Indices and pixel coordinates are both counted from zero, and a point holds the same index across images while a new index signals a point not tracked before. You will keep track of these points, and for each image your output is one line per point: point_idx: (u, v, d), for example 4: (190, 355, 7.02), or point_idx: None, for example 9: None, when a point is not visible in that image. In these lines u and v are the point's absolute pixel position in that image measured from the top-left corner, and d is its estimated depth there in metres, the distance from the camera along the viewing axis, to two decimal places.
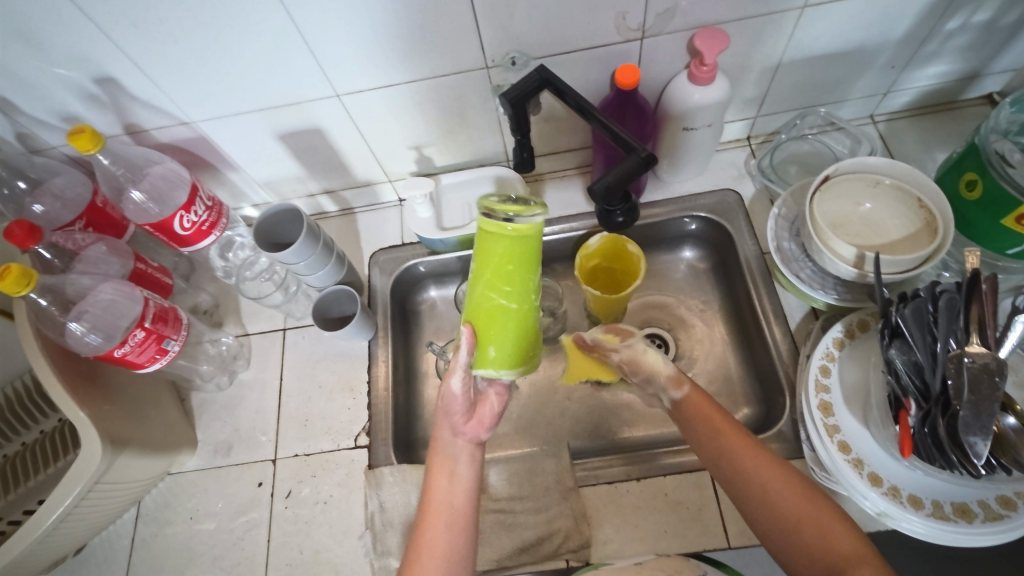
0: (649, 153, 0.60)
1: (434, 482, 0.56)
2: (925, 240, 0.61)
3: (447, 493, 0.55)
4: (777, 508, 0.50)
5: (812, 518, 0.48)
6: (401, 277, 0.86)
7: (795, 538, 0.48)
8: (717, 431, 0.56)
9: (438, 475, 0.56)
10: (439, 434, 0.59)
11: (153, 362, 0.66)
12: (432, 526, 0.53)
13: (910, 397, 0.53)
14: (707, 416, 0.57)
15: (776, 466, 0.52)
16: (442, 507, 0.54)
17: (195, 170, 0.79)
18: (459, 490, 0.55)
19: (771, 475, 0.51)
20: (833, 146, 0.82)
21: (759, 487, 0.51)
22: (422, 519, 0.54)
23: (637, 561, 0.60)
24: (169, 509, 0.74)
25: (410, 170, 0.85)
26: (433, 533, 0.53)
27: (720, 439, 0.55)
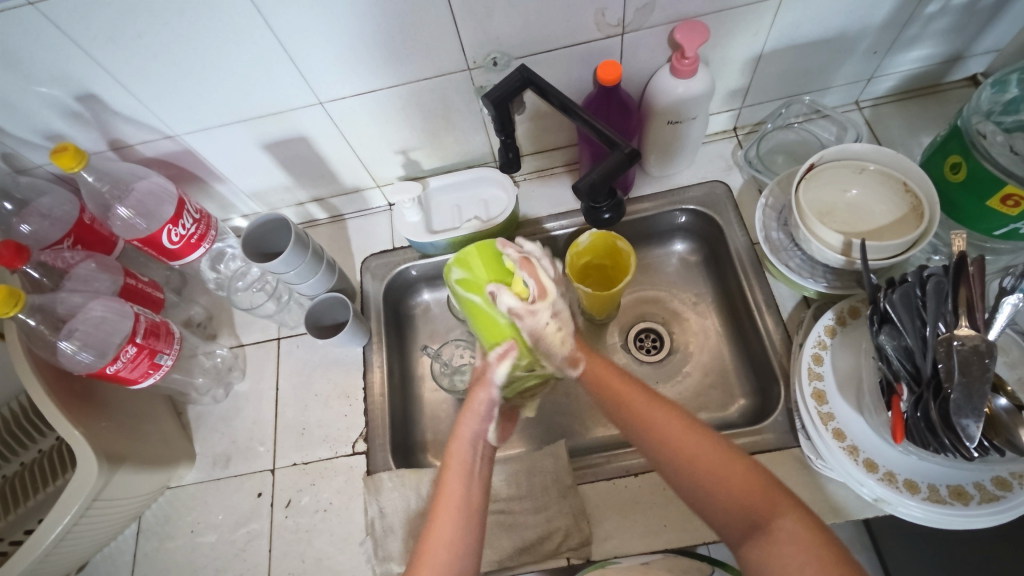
0: (634, 150, 0.60)
1: (448, 470, 0.56)
2: (912, 225, 0.61)
3: (460, 495, 0.54)
4: (672, 444, 0.53)
5: (713, 460, 0.51)
6: (393, 282, 0.86)
7: (695, 473, 0.51)
8: (610, 381, 0.61)
9: (451, 472, 0.56)
10: (460, 431, 0.59)
11: (147, 377, 0.66)
12: (438, 527, 0.52)
13: (902, 382, 0.53)
14: (597, 371, 0.63)
15: (665, 403, 0.57)
16: (451, 503, 0.53)
17: (182, 183, 0.79)
18: (478, 486, 0.55)
19: (663, 413, 0.56)
20: (818, 134, 0.82)
21: (653, 422, 0.55)
22: (434, 511, 0.53)
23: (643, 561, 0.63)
24: (170, 523, 0.74)
25: (398, 174, 0.85)
26: (439, 532, 0.51)
27: (614, 389, 0.60)
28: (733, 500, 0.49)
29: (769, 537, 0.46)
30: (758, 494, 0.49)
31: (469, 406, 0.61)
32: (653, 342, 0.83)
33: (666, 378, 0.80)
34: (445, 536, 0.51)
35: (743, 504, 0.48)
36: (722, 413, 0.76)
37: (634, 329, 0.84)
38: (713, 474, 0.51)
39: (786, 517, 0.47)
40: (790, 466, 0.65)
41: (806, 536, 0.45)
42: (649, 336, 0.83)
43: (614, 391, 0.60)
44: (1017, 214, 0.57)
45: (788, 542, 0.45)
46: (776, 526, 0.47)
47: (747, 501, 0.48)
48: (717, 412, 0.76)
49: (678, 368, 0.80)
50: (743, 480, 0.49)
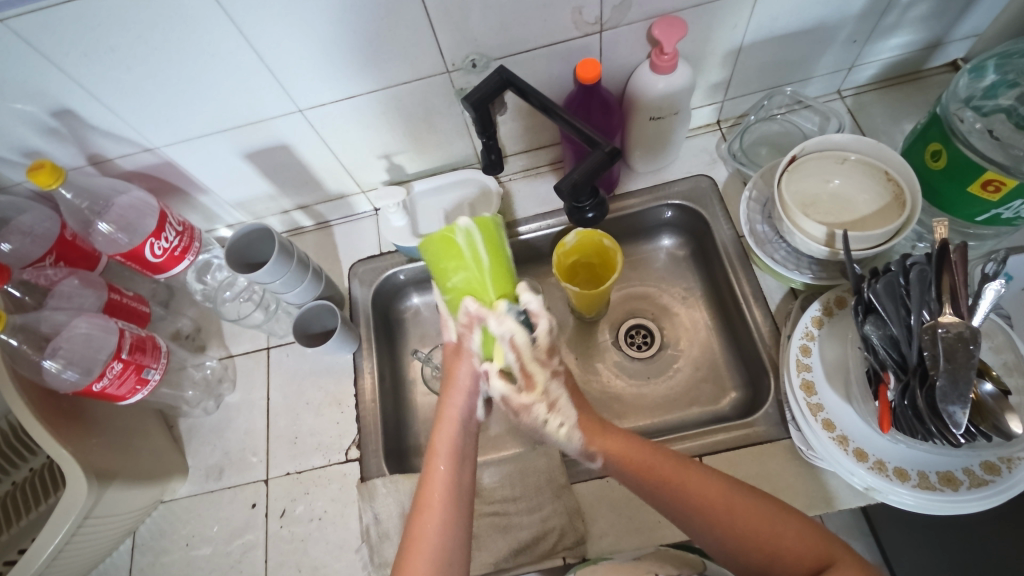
0: (615, 148, 0.59)
1: (435, 458, 0.58)
2: (895, 213, 0.61)
3: (445, 479, 0.57)
4: (723, 523, 0.52)
5: (755, 513, 0.52)
6: (382, 287, 0.86)
7: (753, 545, 0.51)
8: (636, 454, 0.59)
9: (440, 458, 0.58)
10: (446, 414, 0.61)
11: (135, 393, 0.66)
12: (431, 510, 0.54)
13: (888, 371, 0.53)
14: (619, 449, 0.60)
15: (698, 468, 0.56)
16: (442, 488, 0.56)
17: (164, 195, 0.78)
18: (464, 472, 0.58)
19: (699, 482, 0.55)
20: (801, 125, 0.82)
21: (693, 497, 0.54)
22: (420, 503, 0.56)
23: (634, 556, 0.60)
24: (165, 537, 0.73)
25: (382, 179, 0.85)
26: (429, 518, 0.54)
27: (637, 463, 0.58)
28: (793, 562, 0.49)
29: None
30: (807, 547, 0.49)
31: (452, 384, 0.62)
32: (643, 338, 0.83)
33: (657, 373, 0.80)
34: (430, 535, 0.53)
35: (797, 554, 0.49)
36: (715, 407, 0.76)
37: (625, 326, 0.84)
38: (767, 538, 0.50)
39: (838, 559, 0.47)
40: (781, 457, 0.65)
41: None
42: (640, 332, 0.84)
43: (639, 466, 0.58)
44: (998, 200, 0.57)
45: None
46: (833, 569, 0.47)
47: (798, 547, 0.49)
48: (708, 405, 0.77)
49: (668, 364, 0.80)
50: (790, 542, 0.50)
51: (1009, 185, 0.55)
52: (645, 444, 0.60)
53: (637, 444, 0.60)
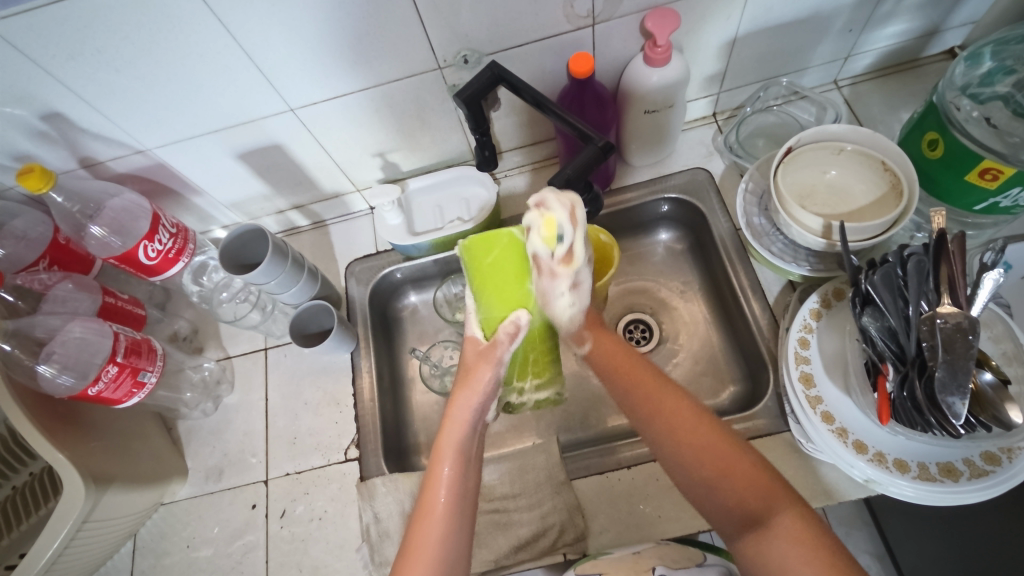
0: (608, 143, 0.58)
1: (436, 466, 0.53)
2: (892, 203, 0.60)
3: (450, 483, 0.52)
4: (679, 437, 0.51)
5: (725, 458, 0.49)
6: (378, 285, 0.85)
7: (695, 460, 0.50)
8: (619, 362, 0.60)
9: (444, 462, 0.53)
10: (452, 416, 0.57)
11: (131, 396, 0.66)
12: (433, 516, 0.50)
13: (887, 362, 0.53)
14: (608, 349, 0.62)
15: (673, 388, 0.55)
16: (442, 501, 0.51)
17: (157, 198, 0.78)
18: (467, 478, 0.53)
19: (670, 400, 0.54)
20: (797, 116, 0.82)
21: (657, 407, 0.54)
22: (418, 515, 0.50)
23: (633, 550, 0.60)
24: (165, 539, 0.73)
25: (377, 177, 0.84)
26: (432, 522, 0.50)
27: (624, 370, 0.59)
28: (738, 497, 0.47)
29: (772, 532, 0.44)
30: (759, 491, 0.46)
31: (469, 382, 0.59)
32: (642, 332, 0.83)
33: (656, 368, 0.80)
34: (437, 537, 0.49)
35: (756, 502, 0.46)
36: (714, 400, 0.76)
37: (623, 321, 0.84)
38: (717, 467, 0.49)
39: (794, 515, 0.45)
40: (781, 450, 0.65)
41: (804, 536, 0.43)
42: (638, 327, 0.83)
43: (622, 367, 0.59)
44: (997, 188, 0.57)
45: (790, 540, 0.43)
46: (774, 521, 0.45)
47: (758, 496, 0.46)
48: (708, 399, 0.76)
49: (667, 359, 0.80)
50: (744, 480, 0.47)
51: (1007, 173, 0.54)
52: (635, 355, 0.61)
53: (625, 351, 0.61)
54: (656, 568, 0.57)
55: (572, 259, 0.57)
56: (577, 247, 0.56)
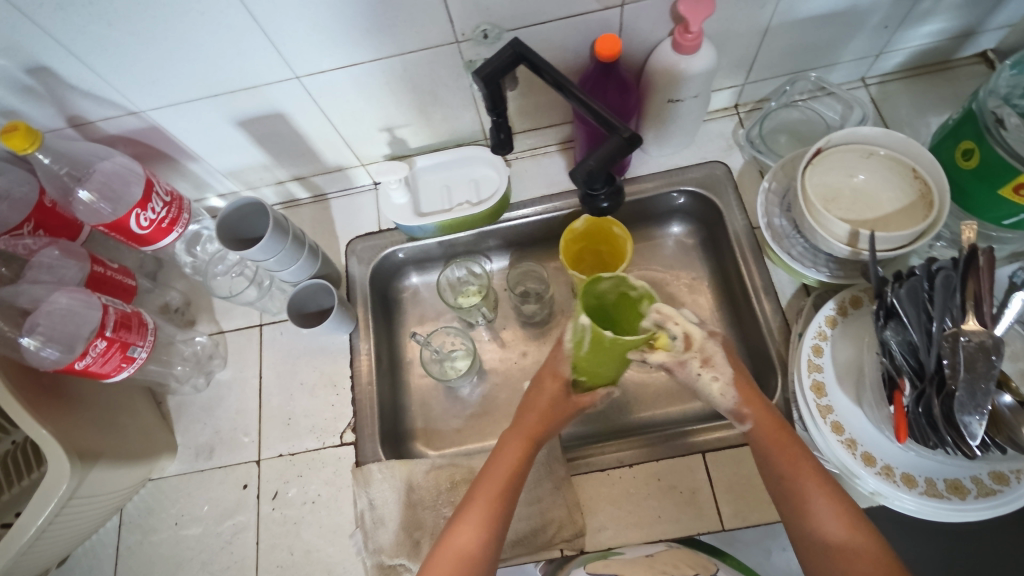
0: (634, 134, 0.55)
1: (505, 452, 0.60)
2: (920, 214, 0.58)
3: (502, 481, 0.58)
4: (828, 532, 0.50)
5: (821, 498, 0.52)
6: (380, 265, 0.83)
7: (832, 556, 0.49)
8: (783, 442, 0.56)
9: (506, 456, 0.60)
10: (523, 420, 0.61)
11: (120, 371, 0.63)
12: (478, 507, 0.56)
13: (904, 377, 0.52)
14: (767, 434, 0.56)
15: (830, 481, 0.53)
16: (496, 488, 0.57)
17: (150, 161, 0.73)
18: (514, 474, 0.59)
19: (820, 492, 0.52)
20: (822, 113, 0.79)
21: (809, 503, 0.52)
22: (475, 491, 0.58)
23: (647, 552, 0.60)
24: (153, 515, 0.72)
25: (384, 153, 0.81)
26: (474, 512, 0.55)
27: (788, 462, 0.54)
28: None
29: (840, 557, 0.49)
30: None
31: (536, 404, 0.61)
32: None
33: None
34: (469, 525, 0.54)
35: None
36: None
37: None
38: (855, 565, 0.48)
39: None
40: None
41: None
42: None
43: (788, 465, 0.54)
44: None
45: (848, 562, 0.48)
46: None
47: None
48: None
49: None
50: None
51: None
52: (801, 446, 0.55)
53: (791, 443, 0.55)
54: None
55: (692, 344, 0.53)
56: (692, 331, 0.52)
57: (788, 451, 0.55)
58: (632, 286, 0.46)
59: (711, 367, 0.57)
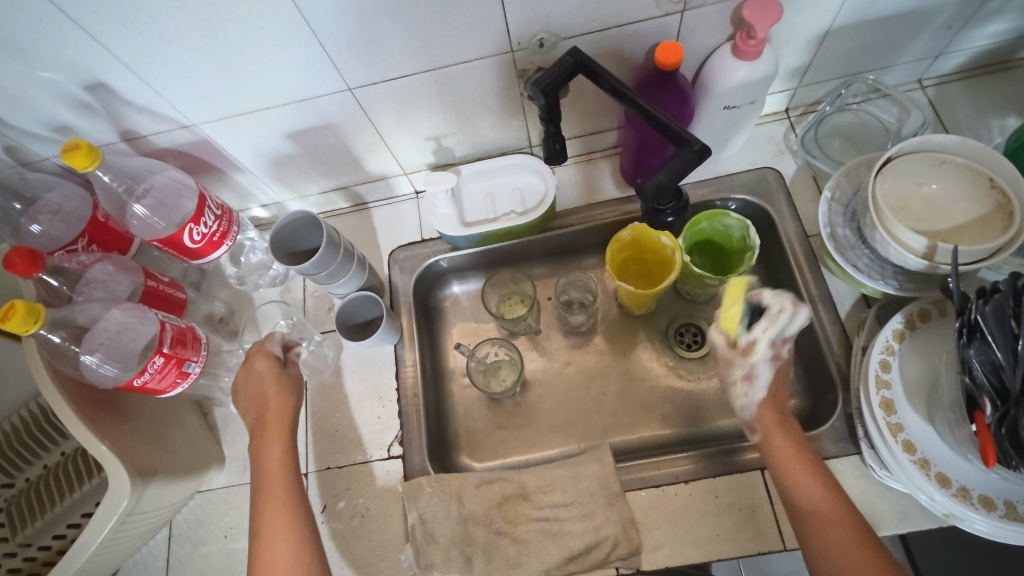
0: (704, 146, 0.54)
1: (268, 465, 0.61)
2: (998, 225, 0.56)
3: (283, 478, 0.60)
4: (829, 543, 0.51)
5: (833, 512, 0.53)
6: (423, 275, 0.82)
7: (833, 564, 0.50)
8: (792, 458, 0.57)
9: (272, 454, 0.61)
10: (271, 422, 0.63)
11: (175, 386, 0.63)
12: (279, 506, 0.58)
13: (985, 396, 0.49)
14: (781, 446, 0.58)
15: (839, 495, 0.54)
16: (279, 489, 0.59)
17: (199, 174, 0.73)
18: (280, 470, 0.60)
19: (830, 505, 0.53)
20: (878, 116, 0.77)
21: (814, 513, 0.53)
22: (262, 494, 0.59)
23: None
24: (202, 527, 0.72)
25: (427, 162, 0.80)
26: (273, 509, 0.57)
27: (795, 471, 0.56)
28: None
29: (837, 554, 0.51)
30: None
31: (261, 409, 0.64)
32: (694, 336, 0.80)
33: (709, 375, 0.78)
34: (272, 523, 0.56)
35: None
36: None
37: (674, 324, 0.81)
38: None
39: None
40: (849, 474, 0.62)
41: None
42: (690, 331, 0.80)
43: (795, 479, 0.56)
44: None
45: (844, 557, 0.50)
46: None
47: None
48: None
49: (720, 365, 0.78)
50: None
51: None
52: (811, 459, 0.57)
53: (800, 456, 0.57)
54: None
55: (752, 351, 0.60)
56: (758, 342, 0.59)
57: (800, 464, 0.56)
58: (750, 238, 0.69)
59: (749, 384, 0.61)
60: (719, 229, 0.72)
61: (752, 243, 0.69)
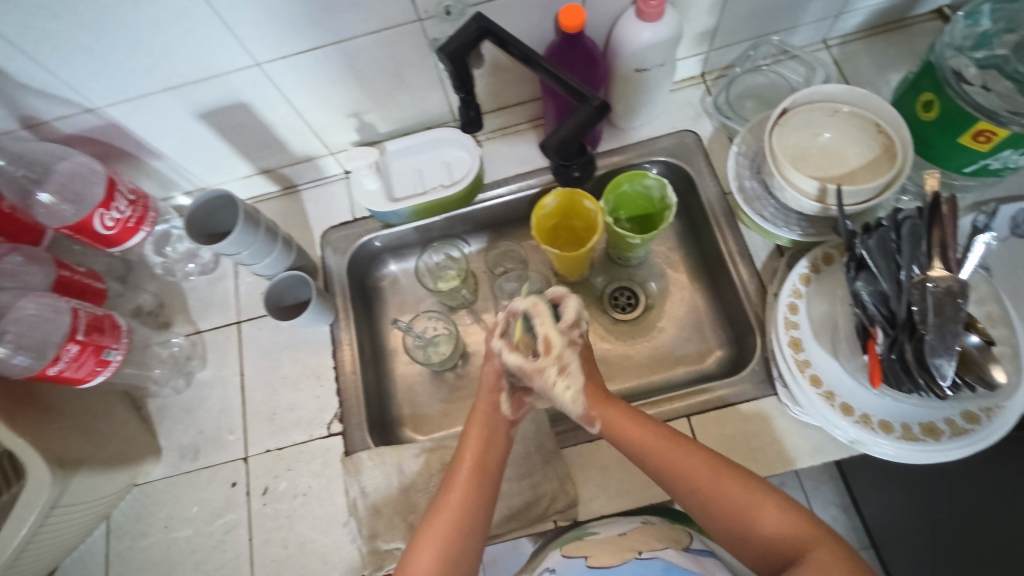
0: (603, 103, 0.56)
1: (454, 483, 0.58)
2: (885, 166, 0.60)
3: (463, 493, 0.57)
4: (705, 489, 0.54)
5: (700, 463, 0.55)
6: (356, 255, 0.82)
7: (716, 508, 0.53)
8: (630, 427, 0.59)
9: (468, 453, 0.60)
10: (477, 410, 0.64)
11: (95, 375, 0.62)
12: (433, 531, 0.55)
13: (876, 326, 0.52)
14: (617, 420, 0.60)
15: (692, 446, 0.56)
16: (447, 518, 0.56)
17: (111, 161, 0.72)
18: (493, 460, 0.61)
19: (692, 457, 0.55)
20: (787, 76, 0.80)
21: (680, 468, 0.55)
22: (426, 522, 0.56)
23: (619, 530, 0.62)
24: (141, 520, 0.71)
25: (352, 140, 0.80)
26: (428, 542, 0.55)
27: (642, 438, 0.58)
28: (775, 543, 0.51)
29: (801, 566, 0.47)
30: (791, 535, 0.50)
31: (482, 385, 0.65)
32: (628, 299, 0.82)
33: (642, 335, 0.80)
34: (426, 553, 0.54)
35: (785, 538, 0.50)
36: (699, 366, 0.77)
37: (607, 288, 0.83)
38: (748, 513, 0.52)
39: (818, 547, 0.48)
40: (767, 413, 0.65)
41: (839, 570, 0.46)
42: (624, 294, 0.83)
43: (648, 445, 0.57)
44: (988, 150, 0.56)
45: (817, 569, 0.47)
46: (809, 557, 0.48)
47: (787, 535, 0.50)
48: (693, 364, 0.77)
49: (650, 324, 0.80)
50: (773, 522, 0.51)
51: (1000, 135, 0.54)
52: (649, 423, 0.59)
53: (641, 423, 0.59)
54: (640, 551, 0.58)
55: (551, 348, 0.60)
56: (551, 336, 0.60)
57: (645, 430, 0.58)
58: (669, 199, 0.72)
59: (566, 376, 0.60)
60: (640, 193, 0.75)
61: (671, 204, 0.72)
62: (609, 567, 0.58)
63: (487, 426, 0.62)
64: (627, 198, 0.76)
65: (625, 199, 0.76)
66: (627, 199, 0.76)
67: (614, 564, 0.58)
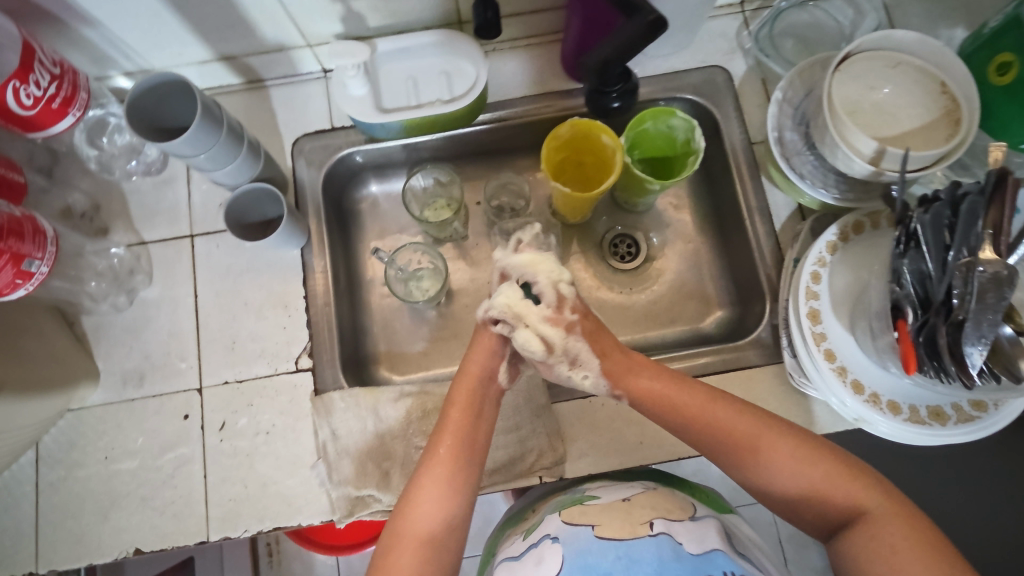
0: (659, 18, 0.53)
1: (441, 439, 0.53)
2: (943, 132, 0.54)
3: (451, 455, 0.52)
4: (746, 446, 0.50)
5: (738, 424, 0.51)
6: (334, 170, 0.72)
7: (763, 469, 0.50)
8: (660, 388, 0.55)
9: (456, 407, 0.55)
10: (467, 370, 0.58)
11: (16, 289, 0.51)
12: (425, 487, 0.50)
13: (908, 305, 0.49)
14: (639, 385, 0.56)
15: (728, 403, 0.52)
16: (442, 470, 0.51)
17: (26, 21, 0.57)
18: (480, 431, 0.55)
19: (728, 415, 0.52)
20: (834, 16, 0.72)
21: (715, 427, 0.52)
22: (420, 473, 0.52)
23: (625, 496, 0.57)
24: (77, 449, 0.63)
25: (335, 31, 0.67)
26: (424, 496, 0.50)
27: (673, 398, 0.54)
28: (829, 504, 0.48)
29: (863, 525, 0.46)
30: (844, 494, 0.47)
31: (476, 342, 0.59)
32: (629, 247, 0.77)
33: (641, 287, 0.75)
34: (422, 503, 0.50)
35: (839, 502, 0.47)
36: (698, 325, 0.73)
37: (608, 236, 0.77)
38: (801, 469, 0.49)
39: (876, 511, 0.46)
40: (770, 382, 0.63)
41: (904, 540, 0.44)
42: (624, 242, 0.77)
43: (680, 409, 0.53)
44: None
45: (886, 529, 0.45)
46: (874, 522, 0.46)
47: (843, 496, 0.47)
48: (691, 323, 0.73)
49: (652, 277, 0.75)
50: (827, 480, 0.48)
51: None
52: (678, 378, 0.55)
53: (670, 379, 0.55)
54: (652, 525, 0.52)
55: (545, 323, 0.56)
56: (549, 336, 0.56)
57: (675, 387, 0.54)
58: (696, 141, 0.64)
59: (581, 366, 0.57)
60: (662, 130, 0.67)
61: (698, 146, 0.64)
62: (619, 538, 0.51)
63: (476, 391, 0.56)
64: (647, 135, 0.68)
65: (645, 136, 0.68)
66: (646, 135, 0.68)
67: (625, 537, 0.51)
